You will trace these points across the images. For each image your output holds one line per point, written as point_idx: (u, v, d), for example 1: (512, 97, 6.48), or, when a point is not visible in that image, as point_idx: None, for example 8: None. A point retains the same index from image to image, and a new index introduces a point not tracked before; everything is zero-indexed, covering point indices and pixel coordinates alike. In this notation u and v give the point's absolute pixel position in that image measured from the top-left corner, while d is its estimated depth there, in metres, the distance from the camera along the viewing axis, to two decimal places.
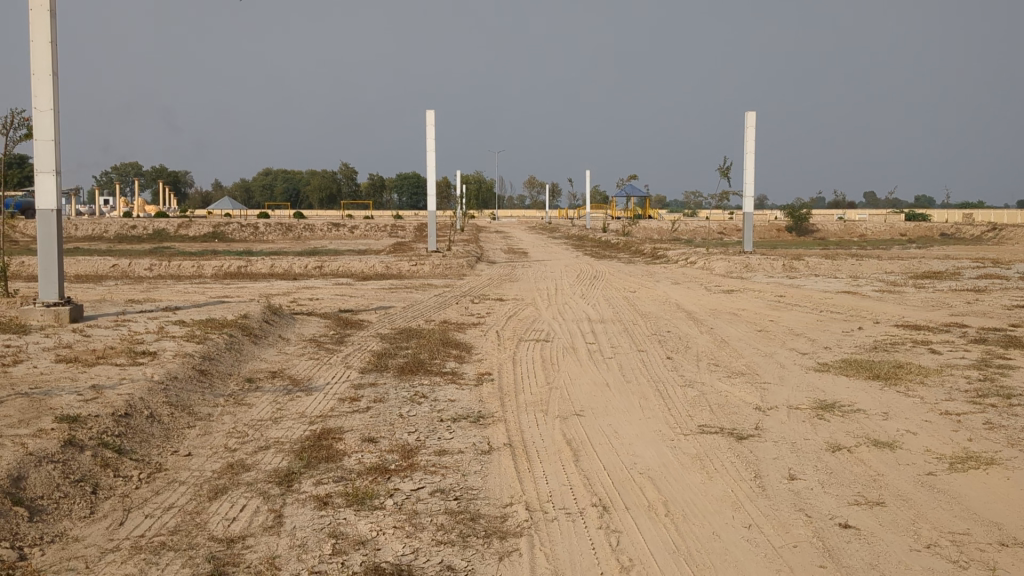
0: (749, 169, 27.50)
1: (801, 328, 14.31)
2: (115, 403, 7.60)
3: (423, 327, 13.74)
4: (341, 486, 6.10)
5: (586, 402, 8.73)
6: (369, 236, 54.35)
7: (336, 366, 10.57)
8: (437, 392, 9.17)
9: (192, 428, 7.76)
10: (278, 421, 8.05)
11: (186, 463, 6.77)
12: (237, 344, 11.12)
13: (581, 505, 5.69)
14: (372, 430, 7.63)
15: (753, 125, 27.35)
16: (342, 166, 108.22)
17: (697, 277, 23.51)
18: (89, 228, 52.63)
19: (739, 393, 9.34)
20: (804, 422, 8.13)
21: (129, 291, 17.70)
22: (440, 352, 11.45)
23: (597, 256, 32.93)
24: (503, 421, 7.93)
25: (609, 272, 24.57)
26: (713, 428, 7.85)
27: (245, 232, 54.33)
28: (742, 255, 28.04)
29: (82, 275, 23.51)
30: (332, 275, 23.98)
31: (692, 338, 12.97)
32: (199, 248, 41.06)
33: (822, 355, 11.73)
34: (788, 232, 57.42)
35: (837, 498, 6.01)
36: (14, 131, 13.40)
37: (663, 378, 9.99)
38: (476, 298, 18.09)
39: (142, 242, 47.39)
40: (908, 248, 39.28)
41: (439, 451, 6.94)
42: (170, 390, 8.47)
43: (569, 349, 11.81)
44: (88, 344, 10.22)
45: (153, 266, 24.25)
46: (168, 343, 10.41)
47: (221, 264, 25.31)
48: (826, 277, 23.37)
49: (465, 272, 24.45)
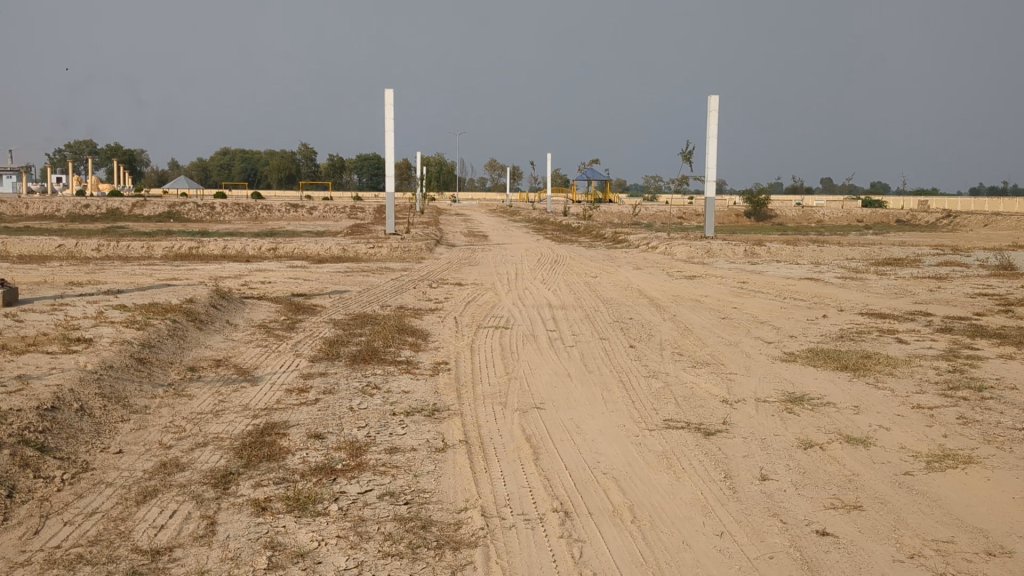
0: (711, 152, 27.26)
1: (765, 315, 14.05)
2: (41, 396, 7.05)
3: (377, 313, 13.27)
4: (283, 488, 5.64)
5: (547, 394, 8.35)
6: (330, 216, 53.66)
7: (285, 354, 10.07)
8: (390, 383, 8.73)
9: (125, 422, 7.24)
10: (219, 414, 7.55)
11: (116, 462, 6.26)
12: (181, 330, 10.56)
13: (541, 509, 5.30)
14: (320, 425, 7.17)
15: (716, 109, 27.09)
16: (300, 144, 106.86)
17: (659, 262, 23.19)
18: (41, 206, 51.31)
19: (704, 385, 8.98)
20: (774, 416, 7.80)
21: (73, 272, 17.02)
22: (396, 340, 10.99)
23: (558, 239, 32.58)
24: (460, 416, 7.50)
25: (571, 256, 24.21)
26: (680, 422, 7.50)
27: (201, 212, 53.25)
28: (703, 240, 27.78)
29: (27, 255, 22.62)
30: (287, 257, 23.33)
31: (655, 326, 12.62)
32: (154, 228, 40.41)
33: (788, 344, 11.45)
34: (747, 216, 57.53)
35: (811, 501, 5.69)
36: None
37: (626, 368, 9.63)
38: (433, 282, 17.62)
39: (94, 222, 46.11)
40: (866, 234, 39.42)
41: (390, 449, 6.50)
42: (104, 381, 7.93)
43: (529, 337, 11.42)
44: (20, 329, 9.61)
45: (101, 246, 23.45)
46: (106, 329, 9.83)
47: (172, 244, 24.53)
48: (788, 263, 23.24)
49: (424, 256, 23.93)
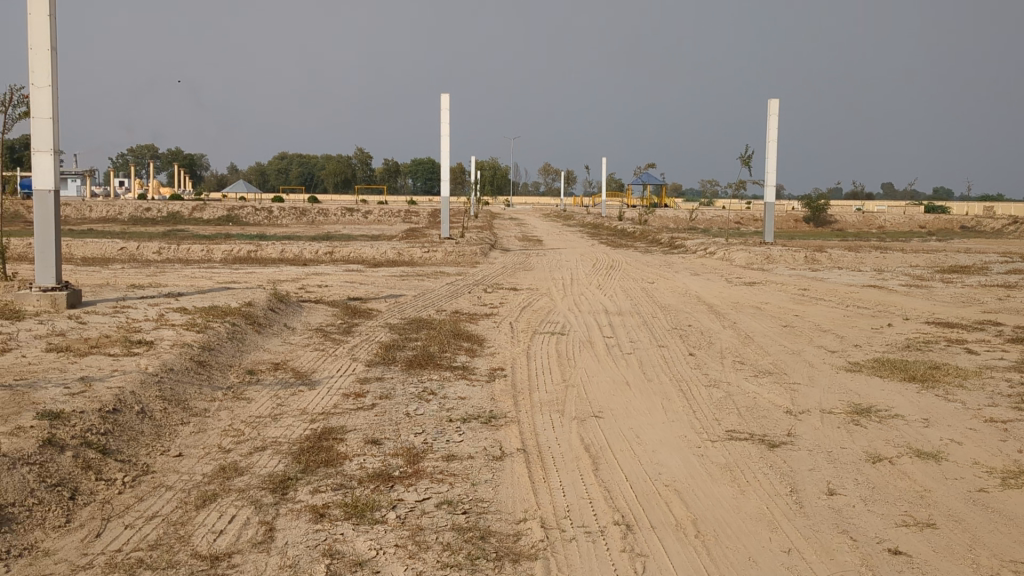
0: (771, 157, 26.85)
1: (827, 323, 13.75)
2: (103, 398, 7.13)
3: (433, 318, 13.25)
4: (340, 495, 5.60)
5: (605, 403, 8.21)
6: (385, 220, 54.04)
7: (341, 359, 10.07)
8: (447, 389, 8.66)
9: (185, 425, 7.28)
10: (277, 418, 7.55)
11: (176, 465, 6.28)
12: (240, 333, 10.63)
13: (602, 522, 5.19)
14: (377, 431, 7.13)
15: (776, 112, 26.69)
16: (357, 149, 107.89)
17: (717, 268, 22.89)
18: (104, 209, 52.40)
19: (767, 395, 8.76)
20: (839, 429, 7.58)
21: (135, 275, 17.30)
22: (452, 345, 10.94)
23: (613, 244, 32.40)
24: (517, 423, 7.41)
25: (627, 262, 24.01)
26: (742, 434, 7.32)
27: (259, 216, 53.99)
28: (762, 246, 27.37)
29: (91, 258, 23.09)
30: (343, 261, 23.50)
31: (714, 333, 12.41)
32: (214, 232, 41.05)
33: (852, 353, 11.16)
34: (806, 222, 56.66)
35: (882, 518, 5.49)
36: (14, 108, 12.94)
37: (687, 376, 9.45)
38: (489, 287, 17.58)
39: (156, 226, 46.88)
40: (930, 241, 38.54)
41: (448, 456, 6.44)
42: (165, 383, 7.99)
43: (586, 343, 11.29)
44: (83, 332, 9.76)
45: (162, 249, 23.85)
46: (166, 332, 9.93)
47: (231, 248, 24.86)
48: (850, 270, 22.78)
49: (479, 261, 23.91)
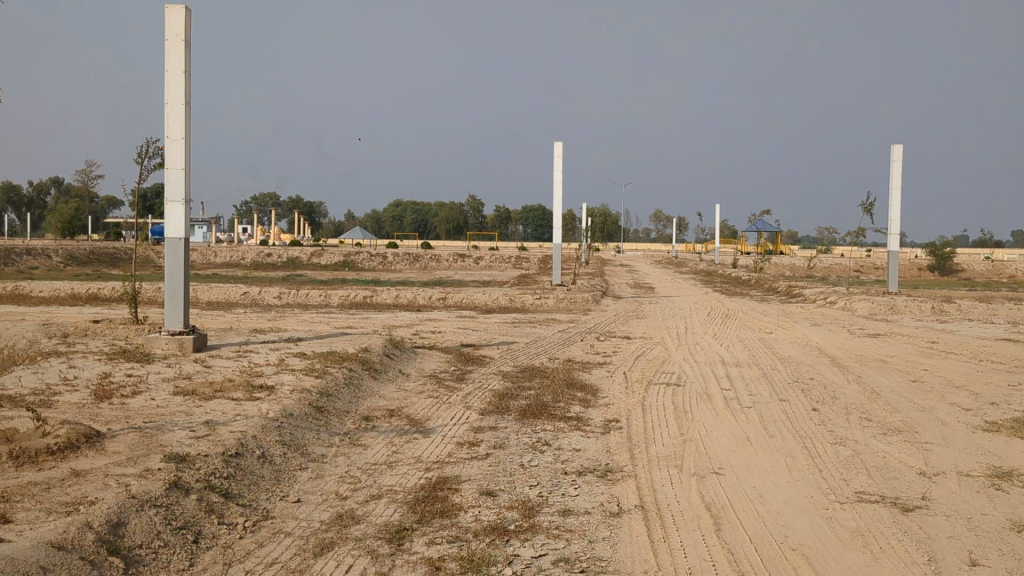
0: (894, 204, 25.98)
1: (959, 379, 13.07)
2: (226, 442, 7.28)
3: (546, 366, 13.17)
4: (456, 548, 5.54)
5: (725, 459, 7.95)
6: (496, 267, 54.53)
7: (455, 407, 10.07)
8: (561, 440, 8.54)
9: (303, 470, 7.37)
10: (393, 465, 7.57)
11: (294, 511, 6.34)
12: (356, 378, 10.77)
13: None
14: (492, 481, 7.06)
15: (899, 159, 25.87)
16: (469, 196, 109.60)
17: (838, 319, 22.16)
18: (228, 254, 54.42)
19: (898, 455, 8.33)
20: (979, 493, 7.13)
21: (256, 319, 17.83)
22: (565, 394, 10.83)
23: (727, 293, 31.77)
24: (634, 478, 7.23)
25: (742, 311, 23.50)
26: (873, 496, 6.95)
27: (374, 261, 55.23)
28: (885, 296, 26.38)
29: (215, 302, 23.95)
30: (455, 307, 23.72)
31: (838, 388, 11.93)
32: (331, 277, 42.15)
33: (989, 412, 10.55)
34: (930, 271, 54.53)
35: None
36: (149, 160, 13.57)
37: (810, 433, 9.08)
38: (602, 335, 17.42)
39: (276, 271, 48.40)
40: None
41: (563, 511, 6.31)
42: (285, 428, 8.12)
43: (703, 395, 11.01)
44: (208, 375, 10.05)
45: (282, 294, 24.57)
46: (286, 377, 10.13)
47: (347, 293, 25.42)
48: (981, 322, 21.71)
49: (591, 308, 23.79)
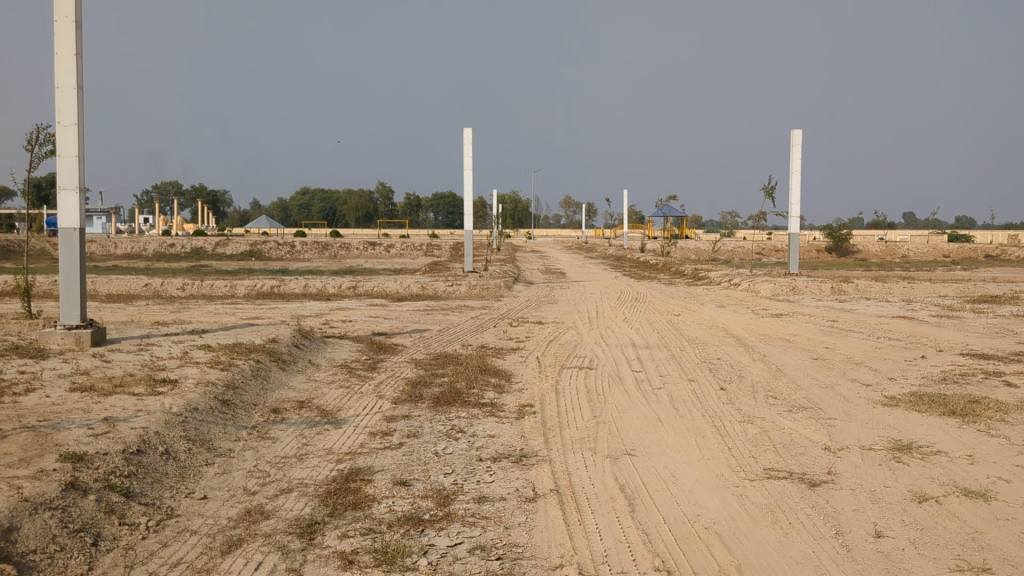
0: (795, 188, 26.66)
1: (860, 355, 13.48)
2: (127, 439, 7.00)
3: (459, 353, 13.10)
4: (369, 540, 5.42)
5: (638, 440, 8.01)
6: (407, 254, 54.15)
7: (367, 396, 9.90)
8: (475, 427, 8.47)
9: (210, 466, 7.15)
10: (303, 458, 7.39)
11: (200, 508, 6.14)
12: (264, 370, 10.52)
13: (642, 568, 5.01)
14: (405, 471, 6.96)
15: (799, 143, 26.53)
16: (378, 183, 108.54)
17: (743, 299, 22.66)
18: (128, 245, 52.69)
19: (804, 432, 8.52)
20: (881, 466, 7.34)
21: (159, 312, 17.26)
22: (479, 381, 10.77)
23: (636, 276, 32.21)
24: (548, 462, 7.22)
25: (651, 294, 23.81)
26: (781, 472, 7.09)
27: (282, 250, 54.23)
28: (788, 277, 27.07)
29: (115, 295, 23.12)
30: (366, 296, 23.43)
31: (745, 367, 12.18)
32: (237, 267, 41.23)
33: (888, 387, 10.90)
34: (828, 252, 56.29)
35: (934, 563, 5.27)
36: (40, 147, 12.96)
37: (720, 412, 9.22)
38: (514, 321, 17.43)
39: (180, 262, 46.99)
40: (954, 270, 38.14)
41: (478, 498, 6.25)
42: (190, 424, 7.85)
43: (615, 378, 11.09)
44: (107, 370, 9.66)
45: (185, 285, 23.86)
46: (190, 370, 9.82)
47: (254, 283, 24.84)
48: (878, 300, 22.48)
49: (502, 294, 23.78)
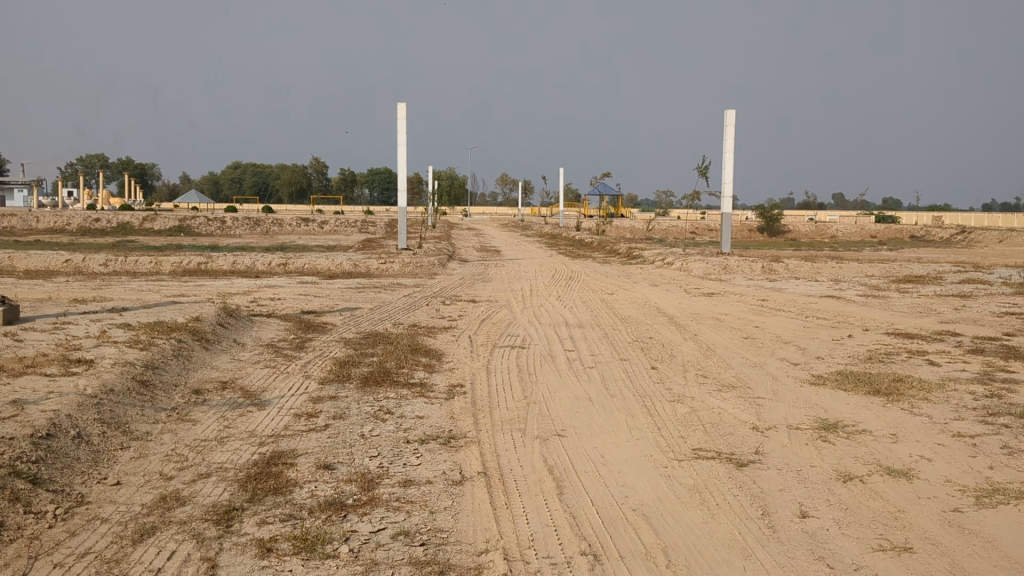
0: (728, 168, 26.86)
1: (789, 335, 13.62)
2: (36, 423, 6.70)
3: (390, 331, 12.91)
4: (289, 527, 5.25)
5: (568, 420, 7.95)
6: (342, 231, 53.49)
7: (293, 376, 9.68)
8: (403, 408, 8.32)
9: (125, 450, 6.89)
10: (224, 442, 7.16)
11: (113, 494, 5.90)
12: (186, 350, 10.21)
13: (568, 553, 4.94)
14: (330, 454, 6.79)
15: (733, 123, 26.72)
16: (312, 157, 106.99)
17: (676, 278, 22.82)
18: (51, 220, 51.08)
19: (732, 411, 8.55)
20: (808, 446, 7.38)
21: (79, 289, 16.70)
22: (409, 360, 10.61)
23: (571, 255, 32.20)
24: (477, 443, 7.11)
25: (585, 272, 23.82)
26: (710, 452, 7.08)
27: (212, 226, 53.11)
28: (720, 256, 27.33)
29: (33, 271, 22.34)
30: (297, 273, 23.00)
31: (676, 346, 12.21)
32: (165, 243, 40.29)
33: (816, 366, 11.03)
34: (760, 232, 57.10)
35: (858, 543, 5.29)
36: None
37: (650, 392, 9.20)
38: (447, 299, 17.26)
39: (104, 236, 45.65)
40: (880, 250, 38.92)
41: (404, 481, 6.11)
42: (104, 406, 7.55)
43: (547, 357, 11.02)
44: (19, 350, 9.26)
45: (109, 262, 23.15)
46: (108, 350, 9.47)
47: (181, 259, 24.21)
48: (807, 280, 22.81)
49: (436, 272, 23.57)
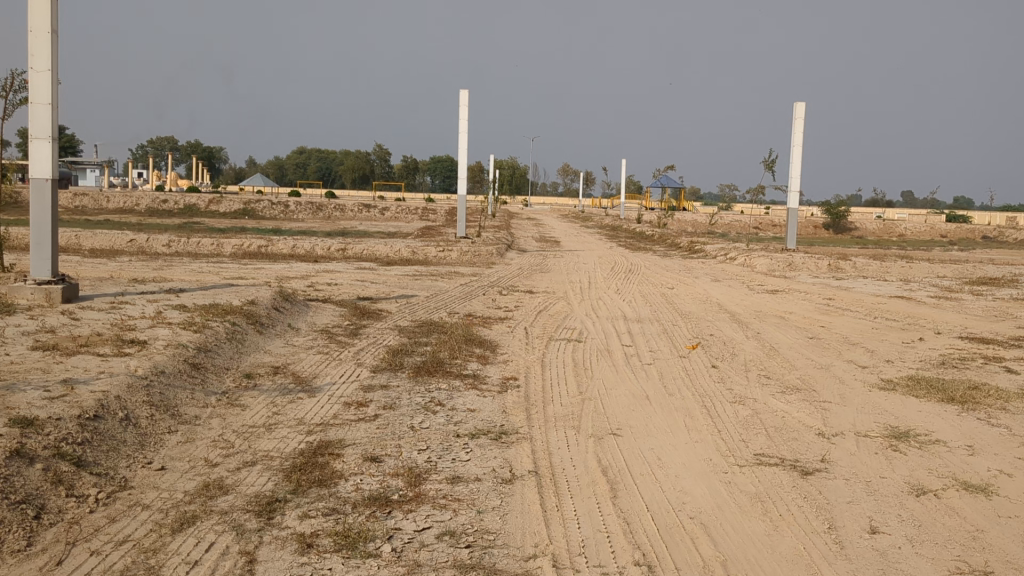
0: (796, 162, 26.20)
1: (856, 336, 13.13)
2: (84, 403, 6.62)
3: (445, 320, 12.73)
4: (331, 522, 5.07)
5: (624, 419, 7.67)
6: (402, 218, 53.68)
7: (345, 363, 9.54)
8: (455, 400, 8.11)
9: (172, 434, 6.78)
10: (272, 429, 7.02)
11: (157, 480, 5.78)
12: (240, 333, 10.14)
13: (621, 562, 4.67)
14: (377, 446, 6.60)
15: (801, 117, 26.04)
16: (374, 143, 107.58)
17: (738, 274, 22.30)
18: (121, 200, 52.06)
19: (797, 415, 8.18)
20: (877, 455, 7.00)
21: (141, 269, 16.83)
22: (463, 351, 10.40)
23: (631, 247, 31.75)
24: (529, 440, 6.87)
25: (646, 266, 23.42)
26: (772, 458, 6.75)
27: (275, 210, 53.61)
28: (784, 252, 26.64)
29: (98, 250, 22.65)
30: (355, 259, 22.96)
31: (738, 344, 11.83)
32: (229, 225, 40.78)
33: (885, 370, 10.57)
34: (826, 229, 55.85)
35: (933, 563, 4.94)
36: (15, 93, 12.45)
37: (711, 392, 8.86)
38: (504, 289, 17.05)
39: (169, 218, 46.14)
40: (951, 251, 37.70)
41: (452, 478, 5.90)
42: (154, 388, 7.47)
43: (604, 352, 10.74)
44: (74, 328, 9.26)
45: (171, 243, 23.38)
46: (161, 331, 9.42)
47: (241, 242, 24.34)
48: (875, 279, 22.12)
49: (495, 261, 23.38)
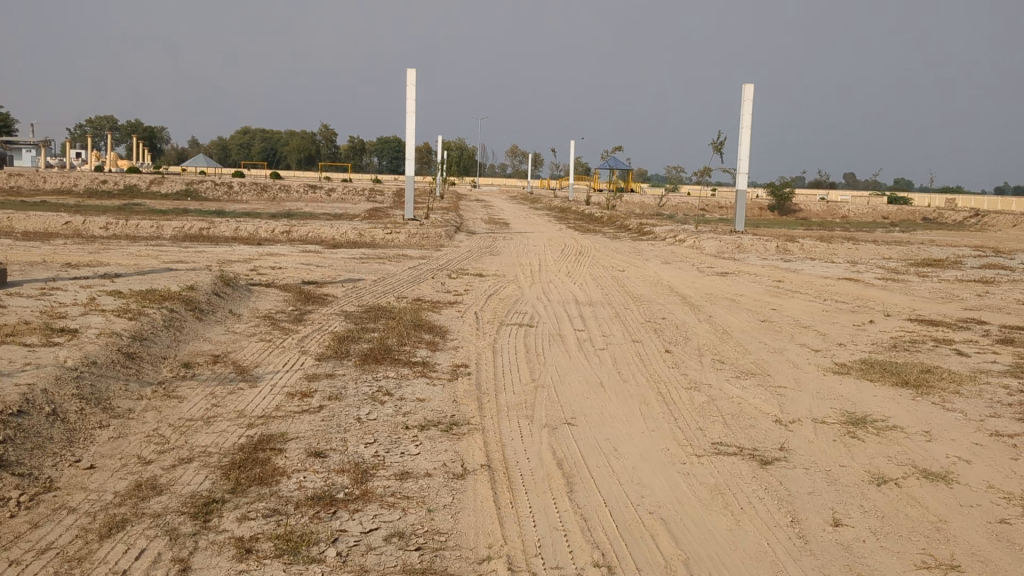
0: (744, 144, 26.22)
1: (807, 318, 13.08)
2: (7, 398, 6.21)
3: (393, 305, 12.41)
4: (272, 525, 4.76)
5: (579, 408, 7.44)
6: (349, 199, 52.99)
7: (289, 351, 9.18)
8: (403, 389, 7.82)
9: (103, 429, 6.40)
10: (210, 422, 6.67)
11: (85, 480, 5.42)
12: (178, 320, 9.72)
13: (579, 563, 4.45)
14: (322, 440, 6.30)
15: (750, 98, 26.04)
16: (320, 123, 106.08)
17: (688, 256, 22.26)
18: (58, 180, 50.66)
19: (753, 401, 8.04)
20: (836, 443, 6.87)
21: (75, 252, 16.22)
22: (411, 337, 10.10)
23: (581, 229, 31.62)
24: (481, 432, 6.61)
25: (595, 248, 23.29)
26: (731, 448, 6.58)
27: (219, 190, 52.57)
28: (732, 234, 26.71)
29: (32, 232, 21.85)
30: (301, 241, 22.46)
31: (690, 328, 11.70)
32: (170, 205, 39.78)
33: (838, 353, 10.51)
34: (771, 210, 56.34)
35: (899, 557, 4.79)
36: None
37: (666, 378, 8.68)
38: (454, 272, 16.76)
39: (109, 199, 44.97)
40: (894, 232, 38.20)
41: (401, 474, 5.62)
42: (85, 380, 7.07)
43: (556, 337, 10.52)
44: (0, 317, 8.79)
45: (109, 225, 22.64)
46: (94, 319, 8.98)
47: (182, 224, 23.66)
48: (823, 261, 22.23)
49: (443, 243, 23.04)
